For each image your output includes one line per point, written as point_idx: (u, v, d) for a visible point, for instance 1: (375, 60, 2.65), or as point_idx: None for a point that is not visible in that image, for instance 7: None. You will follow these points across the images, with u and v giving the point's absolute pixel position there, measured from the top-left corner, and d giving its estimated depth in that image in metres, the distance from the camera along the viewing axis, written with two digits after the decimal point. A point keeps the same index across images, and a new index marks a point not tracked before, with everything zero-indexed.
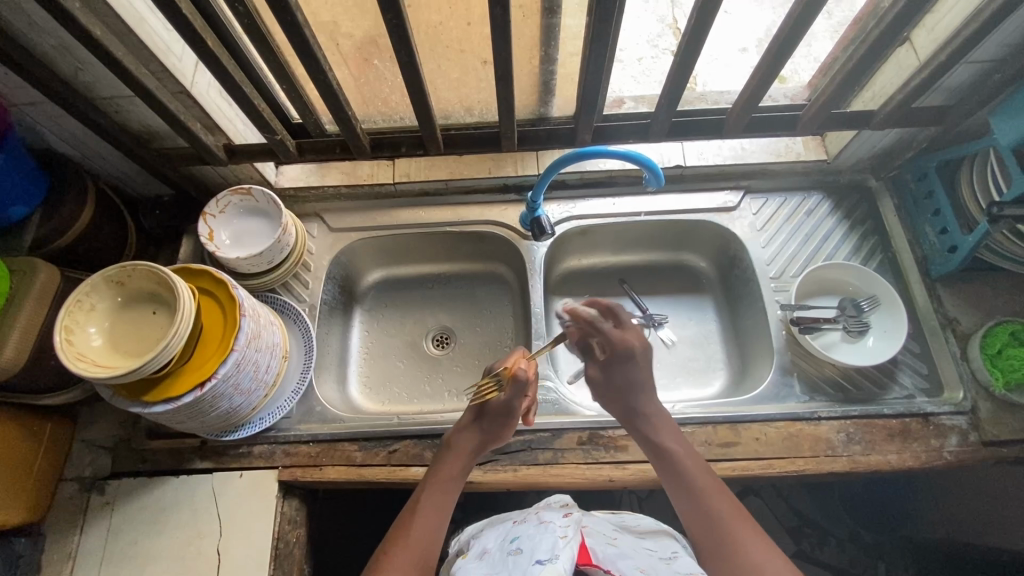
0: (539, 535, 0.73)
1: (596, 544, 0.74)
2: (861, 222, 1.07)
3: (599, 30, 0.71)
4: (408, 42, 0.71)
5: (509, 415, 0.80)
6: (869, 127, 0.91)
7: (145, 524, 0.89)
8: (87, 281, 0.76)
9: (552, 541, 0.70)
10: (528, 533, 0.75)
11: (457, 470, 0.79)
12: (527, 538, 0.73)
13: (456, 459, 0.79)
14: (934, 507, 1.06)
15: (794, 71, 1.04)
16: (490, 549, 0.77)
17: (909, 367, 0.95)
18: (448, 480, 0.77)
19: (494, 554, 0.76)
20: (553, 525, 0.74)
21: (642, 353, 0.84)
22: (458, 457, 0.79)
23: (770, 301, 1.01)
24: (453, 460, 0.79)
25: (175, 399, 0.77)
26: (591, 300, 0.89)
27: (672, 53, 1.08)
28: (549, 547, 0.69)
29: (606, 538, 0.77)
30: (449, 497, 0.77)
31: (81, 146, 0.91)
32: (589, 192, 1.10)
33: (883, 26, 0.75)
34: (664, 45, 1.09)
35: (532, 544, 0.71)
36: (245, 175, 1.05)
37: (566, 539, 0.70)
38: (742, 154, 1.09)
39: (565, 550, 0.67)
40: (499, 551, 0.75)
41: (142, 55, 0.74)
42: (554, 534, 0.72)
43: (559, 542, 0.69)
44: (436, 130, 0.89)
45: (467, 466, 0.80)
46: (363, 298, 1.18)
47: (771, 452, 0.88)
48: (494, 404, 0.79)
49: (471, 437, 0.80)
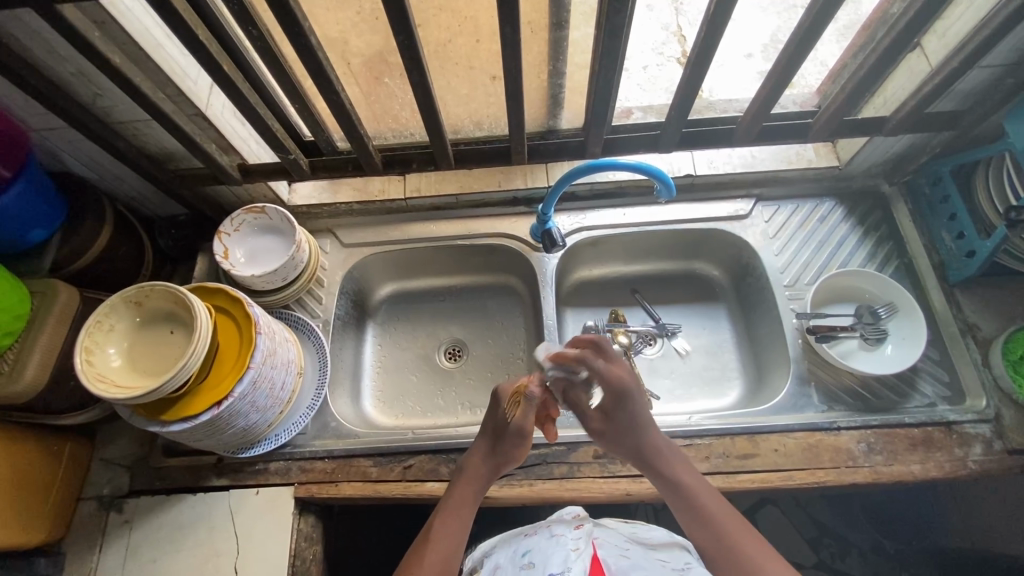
0: (551, 547, 0.74)
1: (609, 556, 0.73)
2: (875, 228, 1.06)
3: (608, 45, 0.72)
4: (419, 61, 0.72)
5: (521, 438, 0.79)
6: (882, 133, 0.90)
7: (162, 542, 0.89)
8: (106, 301, 0.77)
9: (563, 554, 0.72)
10: (540, 546, 0.75)
11: (472, 495, 0.78)
12: (538, 551, 0.75)
13: (469, 486, 0.79)
14: None
15: (800, 76, 1.04)
16: (504, 566, 0.77)
17: (930, 374, 0.94)
18: (466, 507, 0.77)
19: (507, 569, 0.76)
20: (565, 539, 0.75)
21: (637, 387, 0.77)
22: (471, 485, 0.79)
23: (785, 309, 1.00)
24: (465, 488, 0.79)
25: (193, 417, 0.78)
26: (574, 338, 0.81)
27: (677, 60, 1.09)
28: (560, 561, 0.70)
29: (618, 550, 0.75)
30: (467, 520, 0.76)
31: (100, 169, 0.93)
32: (600, 203, 1.10)
33: (893, 35, 0.75)
34: (669, 53, 1.10)
35: (543, 556, 0.73)
36: (259, 193, 1.07)
37: (578, 552, 0.72)
38: (752, 162, 1.08)
39: (577, 563, 0.70)
40: (513, 565, 0.75)
41: (159, 80, 0.75)
42: (565, 546, 0.74)
43: (571, 555, 0.72)
44: (446, 146, 0.90)
45: (483, 492, 0.79)
46: (375, 311, 1.18)
47: (791, 463, 0.87)
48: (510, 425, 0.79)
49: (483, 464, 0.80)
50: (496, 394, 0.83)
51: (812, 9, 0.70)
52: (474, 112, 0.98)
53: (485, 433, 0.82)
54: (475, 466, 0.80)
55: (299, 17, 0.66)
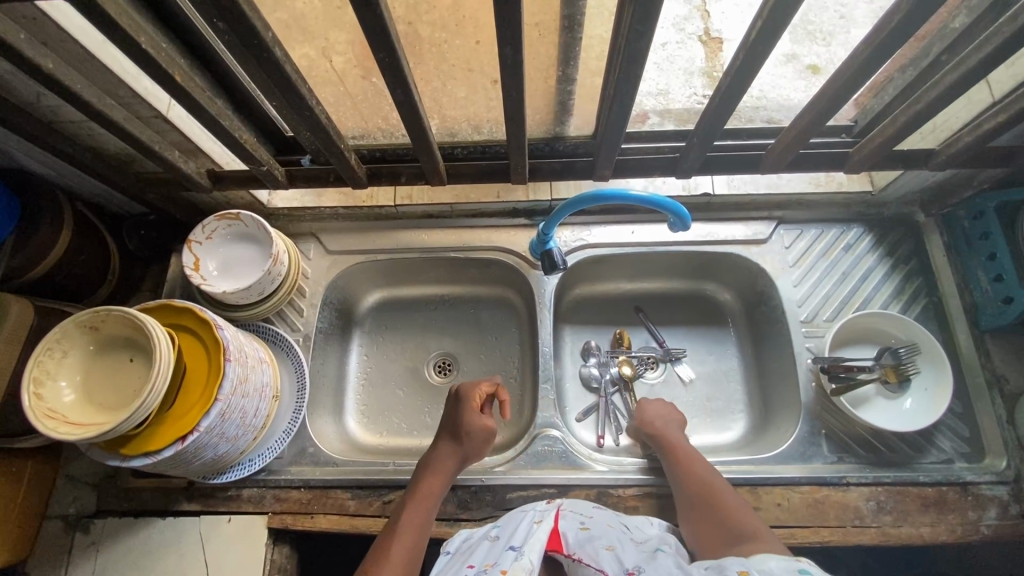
0: (517, 521, 0.74)
1: (570, 527, 0.71)
2: (905, 260, 0.97)
3: (628, 69, 0.62)
4: (405, 80, 0.62)
5: (484, 423, 0.85)
6: (927, 167, 0.81)
7: (129, 567, 0.85)
8: (57, 327, 0.70)
9: (526, 528, 0.71)
10: (507, 518, 0.76)
11: (435, 491, 0.79)
12: (506, 524, 0.75)
13: (435, 480, 0.80)
14: (957, 555, 1.01)
15: (830, 60, 0.88)
16: (471, 533, 0.77)
17: (950, 429, 0.87)
18: (428, 500, 0.78)
19: (475, 537, 0.76)
20: (530, 512, 0.75)
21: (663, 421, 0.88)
22: (437, 480, 0.80)
23: (800, 347, 0.93)
24: (432, 481, 0.80)
25: (154, 452, 0.72)
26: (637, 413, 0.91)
27: (700, 38, 0.93)
28: (523, 534, 0.70)
29: (582, 516, 0.75)
30: (429, 514, 0.77)
31: (57, 166, 0.84)
32: (607, 218, 1.02)
33: (958, 69, 0.65)
34: (691, 30, 0.93)
35: (510, 529, 0.73)
36: (236, 195, 0.98)
37: (539, 524, 0.71)
38: (777, 184, 0.98)
39: (535, 535, 0.69)
40: (478, 532, 0.77)
41: (109, 82, 0.65)
42: (528, 520, 0.73)
43: (532, 528, 0.70)
44: (437, 161, 0.80)
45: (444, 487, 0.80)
46: (362, 321, 1.11)
47: (794, 520, 0.82)
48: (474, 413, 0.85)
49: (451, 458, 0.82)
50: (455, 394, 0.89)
51: (873, 39, 0.60)
52: (473, 115, 0.87)
53: (450, 427, 0.85)
54: (442, 460, 0.82)
55: (262, 27, 0.56)
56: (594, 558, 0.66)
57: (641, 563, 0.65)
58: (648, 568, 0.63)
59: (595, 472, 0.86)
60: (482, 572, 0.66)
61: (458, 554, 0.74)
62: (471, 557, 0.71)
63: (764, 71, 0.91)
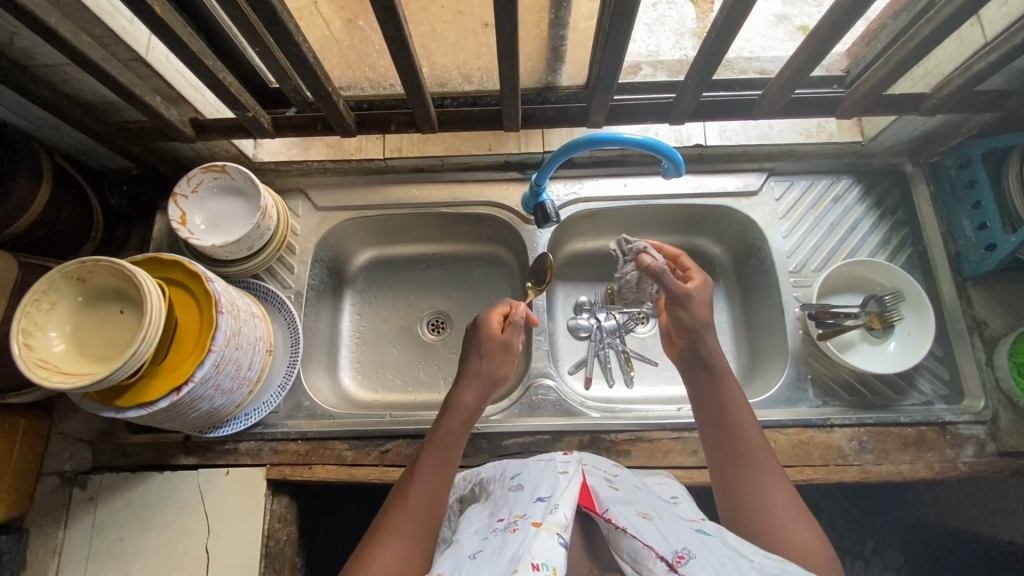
0: (541, 472, 0.66)
1: (599, 486, 0.63)
2: (892, 211, 0.98)
3: (621, 4, 0.61)
4: (395, 14, 0.61)
5: (504, 344, 0.79)
6: (918, 112, 0.81)
7: (129, 521, 0.86)
8: (43, 278, 0.68)
9: (553, 479, 0.62)
10: (529, 470, 0.68)
11: (458, 428, 0.74)
12: (527, 474, 0.67)
13: (458, 417, 0.74)
14: (929, 493, 1.06)
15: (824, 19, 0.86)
16: (491, 489, 0.69)
17: (930, 372, 0.90)
18: (448, 441, 0.72)
19: (494, 493, 0.68)
20: (555, 462, 0.67)
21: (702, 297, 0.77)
22: (457, 418, 0.74)
23: (788, 297, 0.95)
24: (452, 420, 0.74)
25: (150, 403, 0.72)
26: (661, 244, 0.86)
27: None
28: (551, 485, 0.61)
29: (608, 476, 0.67)
30: (451, 457, 0.71)
31: (33, 117, 0.81)
32: (599, 171, 1.01)
33: (954, 4, 0.65)
34: None
35: (534, 481, 0.65)
36: (221, 149, 0.96)
37: (567, 476, 0.63)
38: (769, 134, 1.00)
39: (567, 488, 0.60)
40: (498, 489, 0.69)
41: (84, 19, 0.63)
42: (554, 471, 0.65)
43: (560, 479, 0.62)
44: (426, 107, 0.80)
45: (469, 424, 0.75)
46: (353, 280, 1.10)
47: (780, 460, 0.85)
48: (494, 340, 0.79)
49: (474, 392, 0.77)
50: (472, 322, 0.82)
51: None
52: (463, 63, 0.86)
53: (473, 353, 0.79)
54: (464, 395, 0.77)
55: None
56: (636, 528, 0.56)
57: (688, 544, 0.55)
58: (700, 553, 0.53)
59: (588, 419, 0.88)
60: (510, 524, 0.57)
61: (482, 510, 0.65)
62: (499, 509, 0.63)
63: (753, 32, 0.89)
